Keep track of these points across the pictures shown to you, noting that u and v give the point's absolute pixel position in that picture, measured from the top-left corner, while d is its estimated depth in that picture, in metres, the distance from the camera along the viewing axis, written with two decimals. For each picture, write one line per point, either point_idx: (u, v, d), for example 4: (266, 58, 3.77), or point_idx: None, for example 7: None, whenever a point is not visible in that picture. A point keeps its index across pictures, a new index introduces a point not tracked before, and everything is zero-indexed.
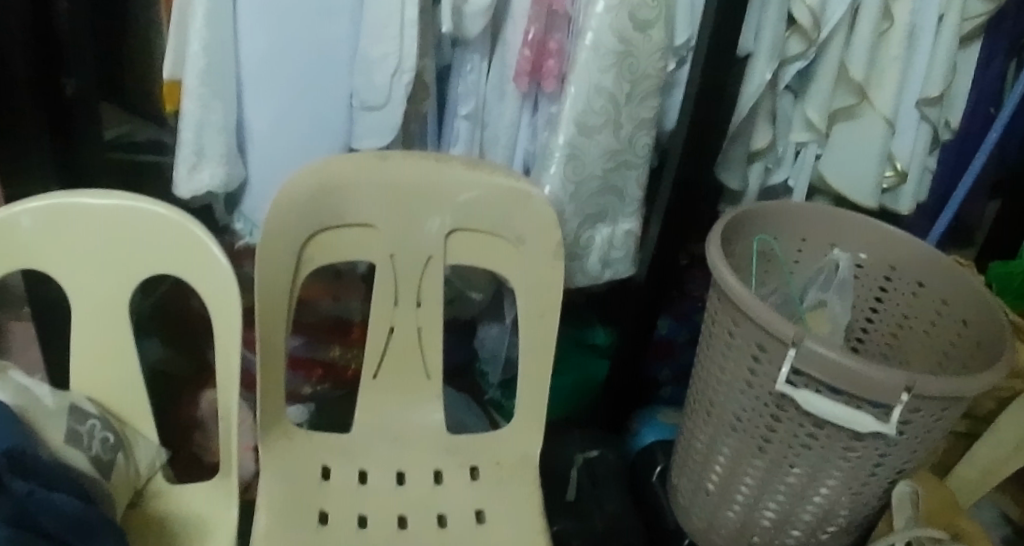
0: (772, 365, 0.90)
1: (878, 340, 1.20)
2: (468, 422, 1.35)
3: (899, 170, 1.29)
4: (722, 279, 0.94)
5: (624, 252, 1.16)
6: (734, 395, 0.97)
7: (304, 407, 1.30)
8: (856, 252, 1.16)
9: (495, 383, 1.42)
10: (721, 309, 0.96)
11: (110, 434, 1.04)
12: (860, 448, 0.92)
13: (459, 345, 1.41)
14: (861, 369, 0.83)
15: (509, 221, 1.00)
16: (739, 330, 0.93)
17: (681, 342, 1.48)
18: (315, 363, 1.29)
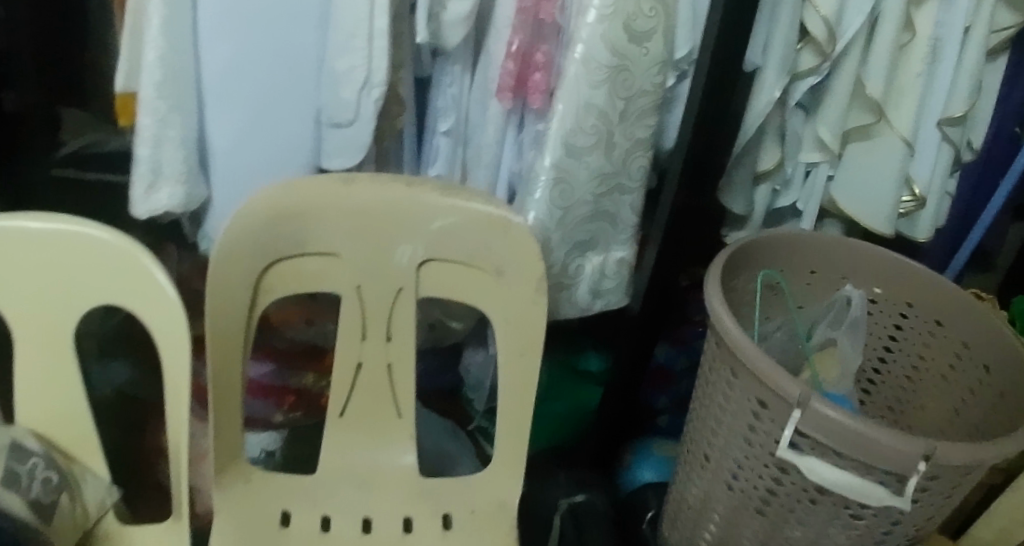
0: (774, 425, 0.82)
1: (891, 381, 1.11)
2: (456, 453, 1.25)
3: (917, 195, 1.18)
4: (720, 323, 0.85)
5: (616, 282, 1.07)
6: (731, 452, 0.88)
7: (275, 434, 1.21)
8: (870, 286, 1.06)
9: (482, 413, 1.30)
10: (719, 356, 0.87)
11: (54, 473, 0.95)
12: (869, 517, 0.83)
13: (439, 372, 1.30)
14: (874, 435, 0.75)
15: (488, 251, 0.91)
16: (738, 383, 0.85)
17: (680, 371, 1.38)
18: (287, 390, 1.19)
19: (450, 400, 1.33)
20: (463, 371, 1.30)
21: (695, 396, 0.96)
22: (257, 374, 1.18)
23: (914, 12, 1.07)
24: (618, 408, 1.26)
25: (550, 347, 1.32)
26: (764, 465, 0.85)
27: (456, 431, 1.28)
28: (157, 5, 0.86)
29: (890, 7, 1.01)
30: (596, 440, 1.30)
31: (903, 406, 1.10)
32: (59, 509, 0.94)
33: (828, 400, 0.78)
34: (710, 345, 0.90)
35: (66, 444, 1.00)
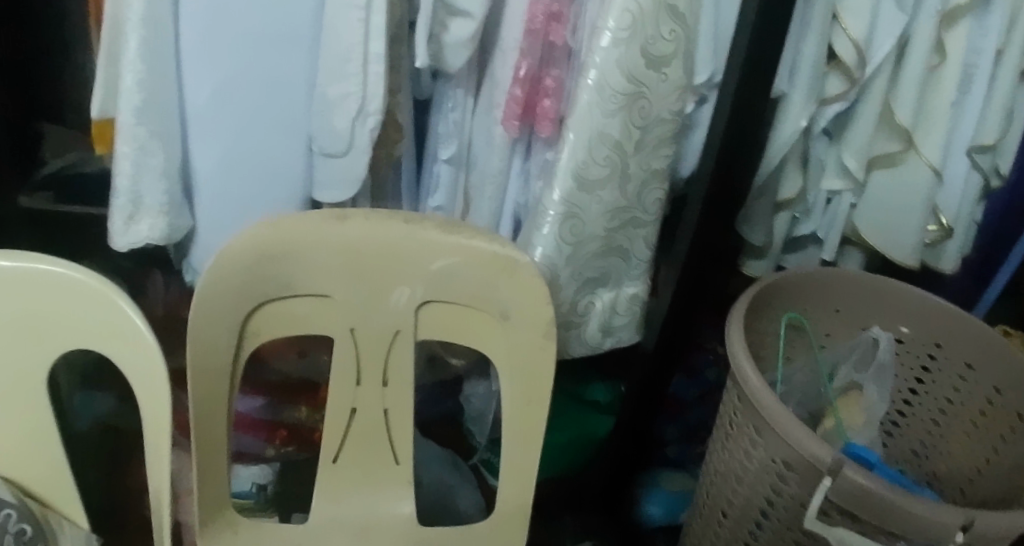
0: (801, 487, 0.82)
1: (917, 424, 1.07)
2: (456, 485, 1.13)
3: (943, 224, 1.12)
4: (744, 380, 0.84)
5: (628, 318, 1.01)
6: (755, 510, 0.88)
7: (267, 467, 1.09)
8: (896, 326, 1.03)
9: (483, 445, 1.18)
10: (742, 412, 0.86)
11: (28, 526, 0.87)
12: None
13: (437, 401, 1.18)
14: (907, 508, 0.74)
15: (493, 293, 0.84)
16: (762, 443, 0.84)
17: (691, 401, 1.24)
18: (278, 424, 1.11)
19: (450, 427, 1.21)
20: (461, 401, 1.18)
21: (713, 447, 0.95)
22: (246, 409, 1.10)
23: (946, 33, 1.00)
24: (629, 446, 1.12)
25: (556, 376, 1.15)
26: (790, 526, 0.85)
27: (455, 459, 1.16)
28: (135, 27, 0.79)
29: (922, 29, 0.96)
30: (602, 478, 1.16)
31: (928, 450, 1.06)
32: None
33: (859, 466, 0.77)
34: (731, 399, 0.90)
35: (39, 490, 0.91)
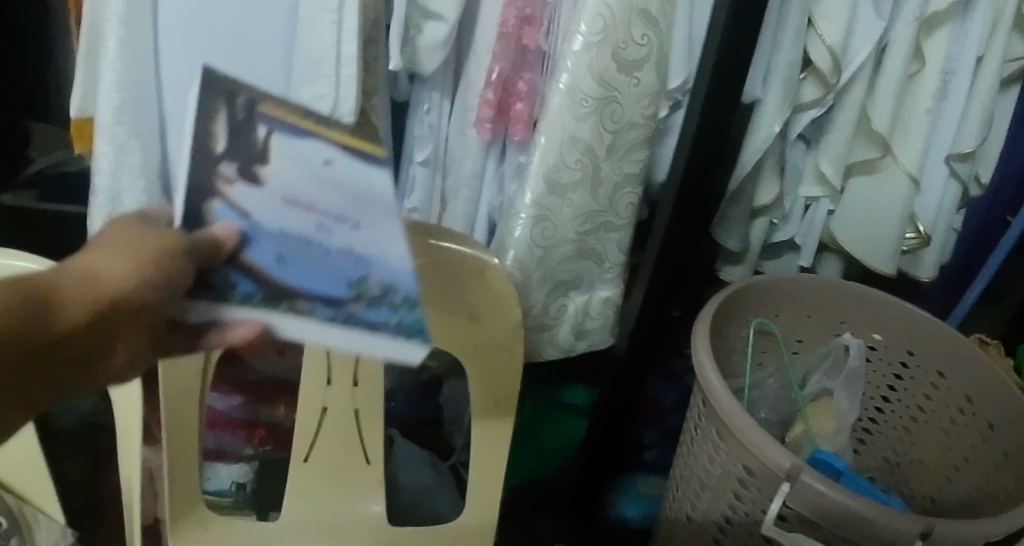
0: (761, 493, 0.83)
1: (889, 432, 1.09)
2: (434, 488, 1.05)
3: (921, 232, 1.13)
4: (707, 384, 0.85)
5: (601, 321, 1.01)
6: (718, 514, 0.90)
7: (246, 466, 1.00)
8: (868, 333, 1.05)
9: (461, 446, 1.09)
10: (706, 417, 0.88)
11: None
12: None
13: (416, 404, 1.08)
14: (864, 512, 0.76)
15: (462, 295, 0.85)
16: (725, 447, 0.86)
17: (669, 406, 1.22)
18: (256, 423, 0.99)
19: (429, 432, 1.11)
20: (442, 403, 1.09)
21: (680, 451, 0.97)
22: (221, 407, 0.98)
23: (925, 40, 1.01)
24: (602, 449, 1.12)
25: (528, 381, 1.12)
26: (750, 532, 0.87)
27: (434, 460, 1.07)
28: (115, 27, 0.79)
29: (897, 37, 0.97)
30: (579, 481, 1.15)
31: (900, 458, 1.07)
32: None
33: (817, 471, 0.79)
34: (697, 404, 0.92)
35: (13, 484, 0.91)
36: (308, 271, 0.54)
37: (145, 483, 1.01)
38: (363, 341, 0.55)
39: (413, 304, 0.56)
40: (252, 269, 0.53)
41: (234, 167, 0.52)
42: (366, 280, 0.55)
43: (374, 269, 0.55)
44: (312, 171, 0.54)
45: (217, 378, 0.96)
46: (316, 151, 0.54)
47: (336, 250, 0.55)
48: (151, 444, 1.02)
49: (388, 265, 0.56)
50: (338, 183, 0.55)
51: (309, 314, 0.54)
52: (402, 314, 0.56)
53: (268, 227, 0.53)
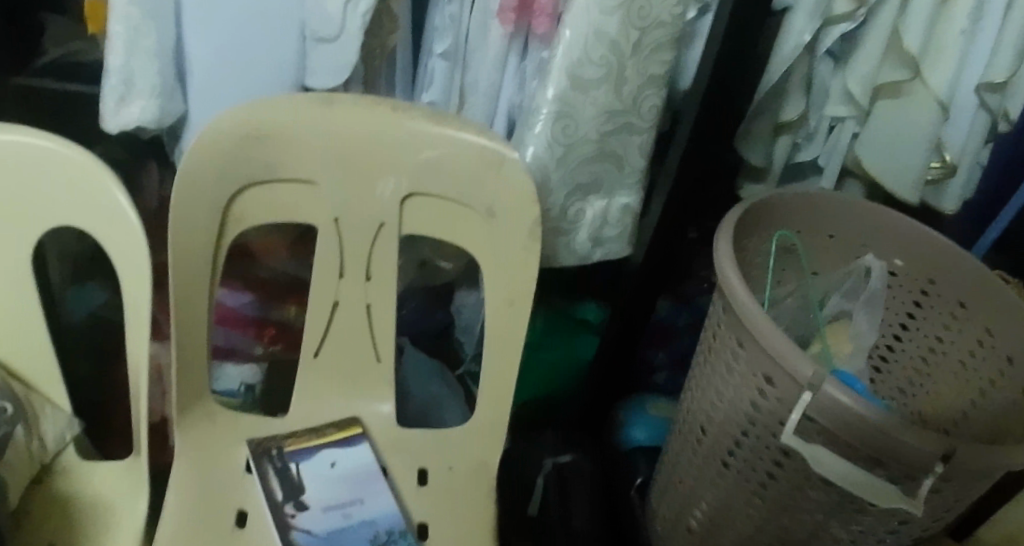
0: (780, 403, 0.82)
1: (906, 361, 1.05)
2: (442, 397, 1.02)
3: (946, 162, 1.11)
4: (729, 289, 0.84)
5: (619, 230, 0.96)
6: (732, 427, 0.88)
7: (257, 367, 0.97)
8: (890, 259, 1.02)
9: (471, 356, 1.05)
10: (727, 325, 0.87)
11: (8, 404, 0.85)
12: (872, 511, 0.84)
13: (425, 314, 1.04)
14: (885, 423, 0.74)
15: (480, 188, 0.83)
16: (745, 354, 0.84)
17: (681, 327, 1.20)
18: (267, 322, 0.96)
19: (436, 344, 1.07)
20: (453, 311, 1.05)
21: (695, 367, 0.95)
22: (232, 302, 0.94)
23: None
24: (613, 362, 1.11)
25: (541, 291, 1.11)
26: (766, 446, 0.85)
27: (445, 371, 1.04)
28: None
29: None
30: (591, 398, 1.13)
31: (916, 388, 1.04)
32: (13, 443, 0.87)
33: (843, 384, 0.77)
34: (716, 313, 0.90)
35: (27, 372, 0.92)
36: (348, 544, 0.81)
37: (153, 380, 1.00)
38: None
39: (405, 533, 0.83)
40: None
41: (289, 504, 0.84)
42: (377, 533, 0.83)
43: (382, 532, 0.83)
44: (324, 482, 0.86)
45: (228, 273, 0.95)
46: (326, 461, 0.88)
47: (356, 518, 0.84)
48: (160, 341, 1.00)
49: (386, 518, 0.84)
50: (342, 479, 0.87)
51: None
52: (399, 541, 0.82)
53: (305, 515, 0.84)
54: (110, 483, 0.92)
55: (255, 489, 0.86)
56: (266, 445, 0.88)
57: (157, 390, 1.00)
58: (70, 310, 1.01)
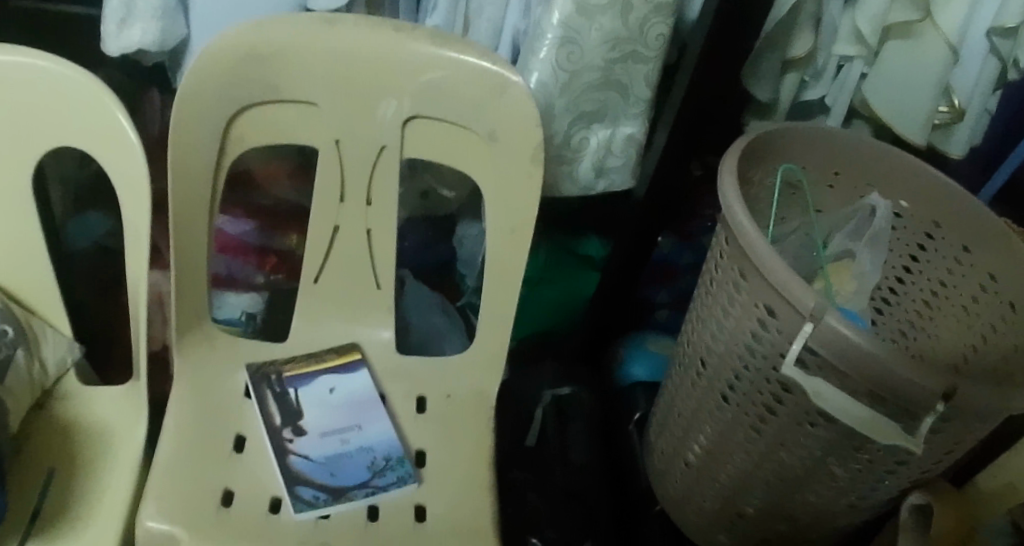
0: (781, 335, 0.79)
1: (907, 305, 1.04)
2: (444, 330, 1.03)
3: (955, 106, 1.09)
4: (733, 218, 0.81)
5: (623, 160, 0.95)
6: (731, 361, 0.85)
7: (257, 297, 0.96)
8: (896, 201, 0.99)
9: (472, 288, 1.06)
10: (730, 256, 0.84)
11: (8, 327, 0.87)
12: (872, 451, 0.81)
13: (428, 246, 1.05)
14: (886, 359, 0.71)
15: (481, 113, 0.82)
16: (746, 285, 0.82)
17: (684, 266, 1.20)
18: (268, 250, 0.96)
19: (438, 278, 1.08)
20: (455, 244, 1.06)
21: (696, 301, 0.92)
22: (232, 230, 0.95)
23: None
24: (615, 298, 1.12)
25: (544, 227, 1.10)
26: (765, 380, 0.82)
27: (446, 305, 1.04)
28: None
29: None
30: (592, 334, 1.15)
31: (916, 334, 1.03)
32: (13, 366, 0.87)
33: (846, 317, 0.74)
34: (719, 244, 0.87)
35: (28, 296, 0.91)
36: (346, 470, 0.83)
37: (153, 307, 0.99)
38: (380, 496, 0.82)
39: (403, 460, 0.84)
40: (313, 482, 0.82)
41: (289, 429, 0.85)
42: (375, 460, 0.84)
43: (380, 460, 0.84)
44: (323, 408, 0.87)
45: (227, 201, 0.95)
46: (325, 386, 0.89)
47: (356, 445, 0.85)
48: (161, 269, 1.00)
49: (385, 444, 0.85)
50: (341, 406, 0.88)
51: (353, 496, 0.81)
52: (396, 468, 0.84)
53: (304, 440, 0.85)
54: (111, 407, 0.92)
55: (254, 415, 0.87)
56: (266, 371, 0.89)
57: (158, 317, 1.00)
58: (70, 237, 1.01)
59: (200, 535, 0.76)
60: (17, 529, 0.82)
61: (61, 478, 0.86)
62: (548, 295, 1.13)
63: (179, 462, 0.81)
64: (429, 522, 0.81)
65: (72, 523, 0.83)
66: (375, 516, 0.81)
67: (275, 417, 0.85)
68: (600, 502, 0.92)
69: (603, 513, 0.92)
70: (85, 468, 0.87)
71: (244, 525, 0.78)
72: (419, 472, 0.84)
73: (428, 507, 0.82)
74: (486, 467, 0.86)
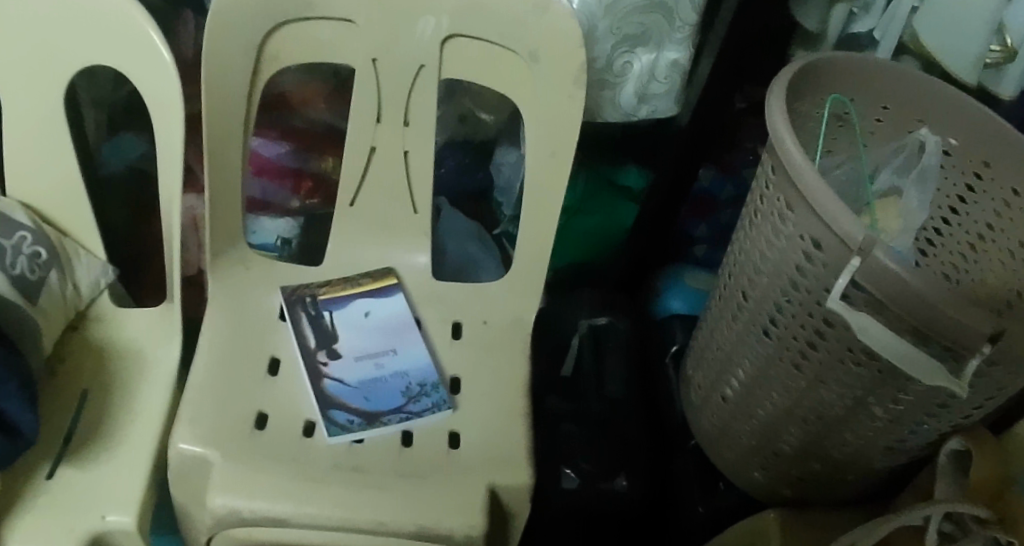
0: (827, 270, 0.72)
1: (951, 246, 0.91)
2: (478, 256, 1.05)
3: (1008, 45, 0.93)
4: (780, 142, 0.74)
5: (667, 86, 0.93)
6: (773, 295, 0.79)
7: (293, 221, 1.00)
8: (943, 137, 0.87)
9: (509, 217, 1.08)
10: (775, 185, 0.76)
11: (44, 249, 0.85)
12: (915, 394, 0.73)
13: (465, 172, 1.06)
14: (934, 300, 0.64)
15: (522, 31, 0.79)
16: (792, 216, 0.74)
17: (723, 201, 1.20)
18: (303, 174, 0.99)
19: (472, 201, 1.10)
20: (493, 171, 1.07)
21: (739, 230, 0.86)
22: (268, 154, 0.97)
23: None
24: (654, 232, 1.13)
25: (583, 155, 1.09)
26: (808, 315, 0.75)
27: (481, 233, 1.07)
28: None
29: None
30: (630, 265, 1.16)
31: (961, 277, 0.90)
32: (47, 288, 0.85)
33: (897, 252, 0.67)
34: (764, 173, 0.79)
35: (60, 219, 0.90)
36: (380, 395, 0.83)
37: (189, 230, 1.00)
38: (414, 421, 0.82)
39: (437, 385, 0.84)
40: (347, 406, 0.82)
41: (324, 352, 0.85)
42: (410, 385, 0.84)
43: (415, 386, 0.84)
44: (360, 332, 0.88)
45: (262, 123, 0.97)
46: (360, 309, 0.89)
47: (391, 374, 0.85)
48: (196, 192, 1.00)
49: (420, 369, 0.85)
50: (377, 330, 0.88)
51: (388, 421, 0.81)
52: (431, 394, 0.83)
53: (336, 368, 0.84)
54: (144, 329, 0.91)
55: (288, 336, 0.87)
56: (301, 292, 0.89)
57: (193, 241, 1.01)
58: (104, 159, 1.00)
59: (233, 457, 0.76)
60: (51, 449, 0.82)
61: (94, 399, 0.86)
62: (583, 227, 1.12)
63: (215, 382, 0.81)
64: (463, 448, 0.80)
65: (104, 444, 0.83)
66: (409, 442, 0.81)
67: (308, 344, 0.86)
68: (635, 434, 0.94)
69: (637, 443, 0.93)
70: (118, 389, 0.87)
71: (278, 446, 0.78)
72: (453, 399, 0.84)
73: (462, 433, 0.82)
74: (520, 395, 0.85)
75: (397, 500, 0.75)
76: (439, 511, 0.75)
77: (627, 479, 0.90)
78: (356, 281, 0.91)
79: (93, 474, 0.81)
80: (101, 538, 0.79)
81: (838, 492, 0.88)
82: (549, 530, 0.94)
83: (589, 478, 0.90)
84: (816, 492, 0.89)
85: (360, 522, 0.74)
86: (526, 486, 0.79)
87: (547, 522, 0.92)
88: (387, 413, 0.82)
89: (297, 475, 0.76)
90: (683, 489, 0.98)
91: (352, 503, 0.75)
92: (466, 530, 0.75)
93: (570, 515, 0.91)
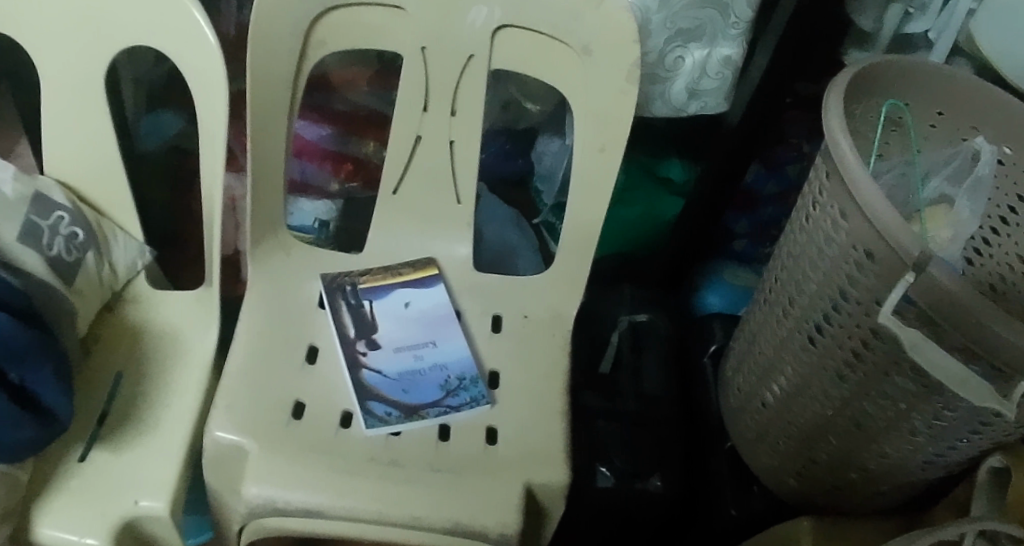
0: (879, 281, 0.70)
1: (1000, 256, 0.85)
2: (516, 244, 1.05)
3: None
4: (837, 151, 0.71)
5: (719, 81, 0.91)
6: (822, 304, 0.78)
7: (332, 204, 1.00)
8: (997, 146, 0.82)
9: (549, 206, 1.07)
10: (829, 191, 0.74)
11: (81, 230, 0.84)
12: (959, 411, 0.71)
13: (506, 159, 1.07)
14: (986, 318, 0.62)
15: (575, 24, 0.77)
16: (845, 225, 0.72)
17: (767, 196, 1.19)
18: (344, 157, 0.98)
19: (513, 189, 1.09)
20: (534, 158, 1.06)
21: (788, 234, 0.84)
22: (310, 136, 0.97)
23: None
24: (696, 229, 1.12)
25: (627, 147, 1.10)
26: (857, 326, 0.74)
27: (521, 221, 1.06)
28: None
29: None
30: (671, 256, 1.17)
31: (1009, 289, 0.84)
32: (83, 269, 0.85)
33: (950, 269, 0.65)
34: (818, 178, 0.78)
35: (95, 197, 0.89)
36: (419, 387, 0.83)
37: (227, 211, 1.01)
38: (452, 416, 0.81)
39: (476, 380, 0.83)
40: (385, 398, 0.81)
41: (364, 344, 0.85)
42: (448, 379, 0.83)
43: (454, 381, 0.83)
44: (400, 322, 0.87)
45: (306, 104, 0.96)
46: (399, 301, 0.88)
47: (431, 366, 0.84)
48: (235, 172, 1.00)
49: (460, 363, 0.84)
50: (415, 321, 0.87)
51: (426, 415, 0.80)
52: (469, 388, 0.83)
53: (376, 357, 0.84)
54: (180, 312, 0.91)
55: (326, 324, 0.86)
56: (341, 281, 0.89)
57: (230, 221, 1.02)
58: (142, 137, 0.99)
59: (269, 447, 0.75)
60: (86, 432, 0.82)
61: (129, 381, 0.86)
62: (626, 218, 1.11)
63: (253, 369, 0.80)
64: (500, 444, 0.80)
65: (140, 429, 0.83)
66: (446, 436, 0.80)
67: (347, 336, 0.85)
68: (671, 435, 0.93)
69: (673, 443, 0.93)
70: (155, 373, 0.87)
71: (316, 436, 0.77)
72: (491, 394, 0.83)
73: (499, 429, 0.81)
74: (558, 393, 0.84)
75: (435, 496, 0.74)
76: (475, 507, 0.74)
77: (662, 479, 0.90)
78: (394, 270, 0.91)
79: (127, 458, 0.80)
80: (135, 521, 0.79)
81: (870, 503, 0.87)
82: (582, 527, 0.95)
83: (623, 477, 0.89)
84: (849, 501, 0.88)
85: (396, 517, 0.73)
86: (563, 484, 0.78)
87: (578, 517, 0.93)
88: (425, 406, 0.81)
89: (331, 467, 0.75)
90: (715, 489, 0.97)
91: (385, 497, 0.74)
92: (501, 528, 0.74)
93: (603, 513, 0.92)
